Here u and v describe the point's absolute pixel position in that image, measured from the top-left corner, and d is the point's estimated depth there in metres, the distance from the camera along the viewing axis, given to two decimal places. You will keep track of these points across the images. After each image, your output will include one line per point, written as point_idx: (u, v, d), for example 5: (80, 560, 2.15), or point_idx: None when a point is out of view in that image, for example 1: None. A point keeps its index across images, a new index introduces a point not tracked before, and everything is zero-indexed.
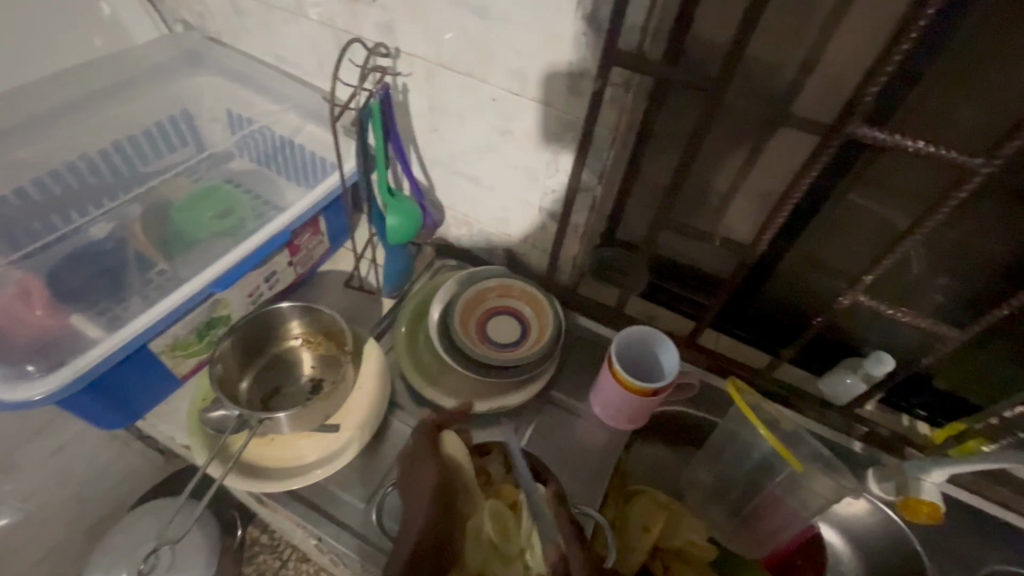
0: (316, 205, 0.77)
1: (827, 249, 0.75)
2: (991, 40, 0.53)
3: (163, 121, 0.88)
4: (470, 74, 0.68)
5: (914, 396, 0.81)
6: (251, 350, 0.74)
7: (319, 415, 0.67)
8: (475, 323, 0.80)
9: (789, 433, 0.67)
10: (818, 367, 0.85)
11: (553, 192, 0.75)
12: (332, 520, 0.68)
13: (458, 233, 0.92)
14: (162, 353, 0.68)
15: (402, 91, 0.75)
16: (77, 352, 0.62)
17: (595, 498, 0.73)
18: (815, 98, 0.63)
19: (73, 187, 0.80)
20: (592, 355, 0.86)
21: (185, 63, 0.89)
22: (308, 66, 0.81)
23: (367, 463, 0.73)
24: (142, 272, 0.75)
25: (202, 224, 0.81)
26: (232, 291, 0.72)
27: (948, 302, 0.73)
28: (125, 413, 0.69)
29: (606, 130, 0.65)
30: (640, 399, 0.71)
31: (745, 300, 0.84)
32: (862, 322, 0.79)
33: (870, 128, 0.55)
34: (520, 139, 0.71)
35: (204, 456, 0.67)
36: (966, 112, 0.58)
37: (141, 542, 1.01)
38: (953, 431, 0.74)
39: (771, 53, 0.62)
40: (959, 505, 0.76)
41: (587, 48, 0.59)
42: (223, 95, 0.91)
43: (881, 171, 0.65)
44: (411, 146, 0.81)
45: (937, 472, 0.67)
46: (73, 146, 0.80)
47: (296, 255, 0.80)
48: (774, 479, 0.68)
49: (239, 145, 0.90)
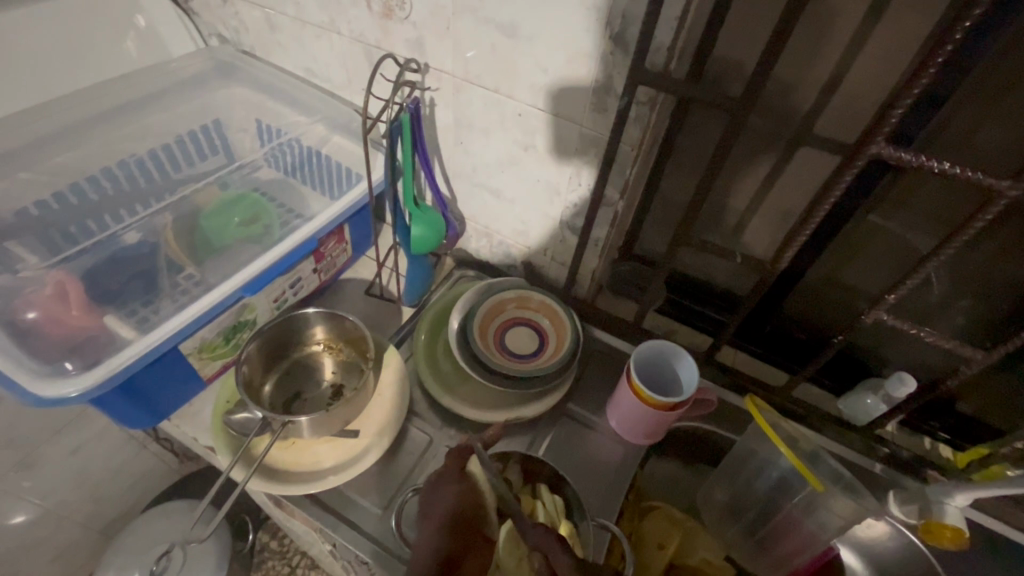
0: (342, 214, 0.79)
1: (848, 268, 0.75)
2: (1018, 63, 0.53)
3: (196, 130, 0.91)
4: (497, 90, 0.69)
5: (936, 418, 0.80)
6: (275, 354, 0.76)
7: (340, 420, 0.68)
8: (494, 334, 0.81)
9: (808, 451, 0.67)
10: (837, 386, 0.83)
11: (574, 206, 0.76)
12: (348, 525, 0.68)
13: (477, 244, 0.93)
14: (190, 355, 0.70)
15: (430, 106, 0.77)
16: (109, 351, 0.64)
17: (610, 512, 0.73)
18: (837, 117, 0.64)
19: (108, 193, 0.82)
20: (607, 368, 0.87)
21: (218, 75, 0.93)
22: (339, 80, 0.83)
23: (384, 470, 0.74)
24: (171, 275, 0.77)
25: (230, 230, 0.83)
26: (259, 296, 0.74)
27: (970, 325, 0.72)
28: (151, 413, 0.70)
29: (629, 146, 0.66)
30: (658, 413, 0.71)
31: (763, 318, 0.84)
32: (882, 342, 0.78)
33: (894, 149, 0.55)
34: (543, 153, 0.73)
35: (226, 458, 0.68)
36: (992, 133, 0.57)
37: (155, 543, 1.03)
38: (975, 456, 0.73)
39: (794, 71, 0.63)
40: (983, 532, 0.74)
41: (614, 66, 0.60)
42: (253, 107, 0.93)
43: (904, 191, 0.65)
44: (435, 158, 0.83)
45: (959, 495, 0.67)
46: (111, 154, 0.83)
47: (320, 262, 0.82)
48: (793, 499, 0.68)
49: (268, 157, 0.92)
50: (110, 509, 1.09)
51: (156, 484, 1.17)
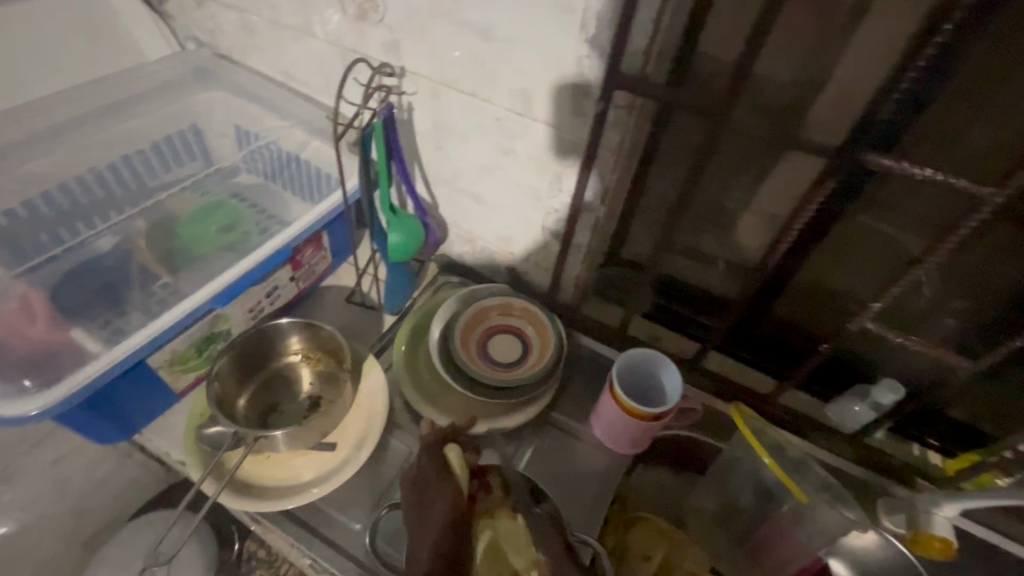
0: (319, 221, 0.77)
1: (838, 272, 0.74)
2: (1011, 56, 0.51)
3: (172, 135, 0.88)
4: (474, 94, 0.68)
5: (928, 425, 0.78)
6: (250, 365, 0.74)
7: (315, 434, 0.67)
8: (476, 342, 0.79)
9: (795, 462, 0.66)
10: (826, 392, 0.82)
11: (556, 212, 0.75)
12: (326, 541, 0.67)
13: (461, 249, 0.92)
14: (161, 368, 0.68)
15: (407, 110, 0.75)
16: (75, 366, 0.62)
17: (595, 524, 0.71)
18: (820, 122, 0.62)
19: (80, 200, 0.80)
20: (593, 375, 0.85)
21: (195, 79, 0.90)
22: (316, 84, 0.81)
23: (363, 484, 0.72)
24: (144, 286, 0.75)
25: (207, 238, 0.81)
26: (232, 307, 0.72)
27: (962, 331, 0.70)
28: (121, 427, 0.68)
29: (609, 151, 0.65)
30: (641, 423, 0.70)
31: (754, 322, 0.82)
32: (873, 347, 0.77)
33: (876, 153, 0.55)
34: (523, 158, 0.71)
35: (198, 474, 0.66)
36: (980, 140, 0.56)
37: (137, 555, 1.01)
38: (967, 463, 0.72)
39: (776, 77, 0.61)
40: (974, 541, 0.73)
41: (591, 70, 0.59)
42: (232, 111, 0.91)
43: (893, 195, 0.64)
44: (414, 165, 0.82)
45: (948, 505, 0.65)
46: (83, 161, 0.81)
47: (298, 270, 0.80)
48: (780, 510, 0.66)
49: (246, 159, 0.91)
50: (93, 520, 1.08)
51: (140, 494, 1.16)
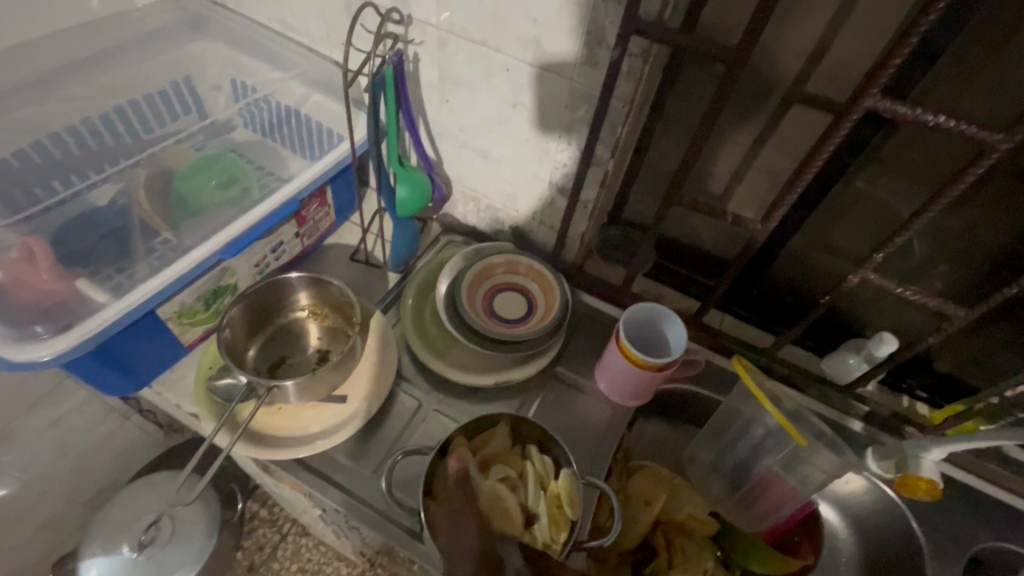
0: (322, 176, 0.76)
1: (834, 231, 0.75)
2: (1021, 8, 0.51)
3: (166, 88, 0.85)
4: (484, 43, 0.67)
5: (912, 377, 0.82)
6: (258, 319, 0.74)
7: (326, 385, 0.67)
8: (481, 297, 0.80)
9: (792, 411, 0.68)
10: (820, 347, 0.85)
11: (563, 166, 0.75)
12: (339, 488, 0.69)
13: (464, 209, 0.91)
14: (170, 319, 0.68)
15: (413, 61, 0.73)
16: (85, 314, 0.62)
17: (599, 471, 0.74)
18: (829, 78, 0.63)
19: (74, 151, 0.78)
20: (595, 332, 0.86)
21: (185, 28, 0.87)
22: (316, 34, 0.79)
23: (373, 435, 0.73)
24: (146, 239, 0.74)
25: (206, 192, 0.79)
26: (240, 260, 0.72)
27: (950, 289, 0.73)
28: (130, 379, 0.68)
29: (620, 102, 0.64)
30: (646, 374, 0.72)
31: (750, 280, 0.84)
32: (864, 304, 0.79)
33: (889, 102, 0.55)
34: (531, 112, 0.71)
35: (211, 424, 0.67)
36: (984, 93, 0.57)
37: (141, 514, 1.02)
38: (950, 412, 0.75)
39: (789, 28, 0.61)
40: (957, 485, 0.77)
41: (605, 16, 0.58)
42: (226, 63, 0.88)
43: (895, 152, 0.64)
44: (420, 117, 0.80)
45: (936, 449, 0.69)
46: (74, 111, 0.79)
47: (303, 226, 0.79)
48: (776, 455, 0.69)
49: (242, 113, 0.87)
50: (95, 481, 1.09)
51: (140, 456, 1.17)
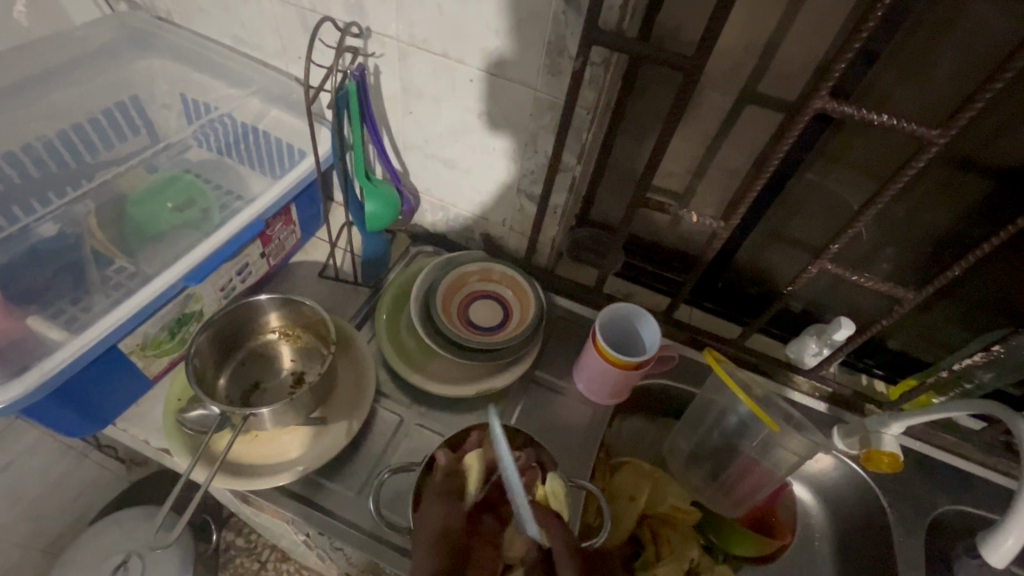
0: (287, 194, 0.75)
1: (791, 223, 0.79)
2: (946, 12, 0.55)
3: (111, 109, 0.81)
4: (446, 55, 0.67)
5: (868, 355, 0.87)
6: (227, 345, 0.71)
7: (302, 410, 0.65)
8: (457, 307, 0.80)
9: (762, 398, 0.71)
10: (783, 334, 0.89)
11: (531, 173, 0.76)
12: (324, 511, 0.67)
13: (433, 219, 0.90)
14: (132, 353, 0.65)
15: (374, 74, 0.72)
16: (40, 355, 0.59)
17: (583, 470, 0.75)
18: (780, 79, 0.66)
19: (15, 181, 0.74)
20: (571, 333, 0.88)
21: (130, 45, 0.83)
22: (271, 48, 0.77)
23: (355, 454, 0.72)
24: (101, 269, 0.71)
25: (163, 217, 0.76)
26: (205, 285, 0.70)
27: (897, 272, 0.78)
28: (92, 419, 0.65)
29: (584, 109, 0.66)
30: (623, 372, 0.73)
31: (715, 274, 0.87)
32: (822, 291, 0.83)
33: (838, 103, 0.57)
34: (496, 121, 0.71)
35: (185, 459, 0.65)
36: (919, 90, 0.61)
37: (108, 556, 0.96)
38: (906, 388, 0.81)
39: (740, 33, 0.63)
40: (913, 455, 0.82)
41: (566, 26, 0.59)
42: (177, 80, 0.84)
43: (841, 146, 0.68)
44: (384, 129, 0.79)
45: (895, 424, 0.73)
46: (11, 137, 0.74)
47: (268, 246, 0.77)
48: (750, 441, 0.72)
49: (197, 134, 0.85)
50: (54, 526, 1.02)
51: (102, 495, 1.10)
